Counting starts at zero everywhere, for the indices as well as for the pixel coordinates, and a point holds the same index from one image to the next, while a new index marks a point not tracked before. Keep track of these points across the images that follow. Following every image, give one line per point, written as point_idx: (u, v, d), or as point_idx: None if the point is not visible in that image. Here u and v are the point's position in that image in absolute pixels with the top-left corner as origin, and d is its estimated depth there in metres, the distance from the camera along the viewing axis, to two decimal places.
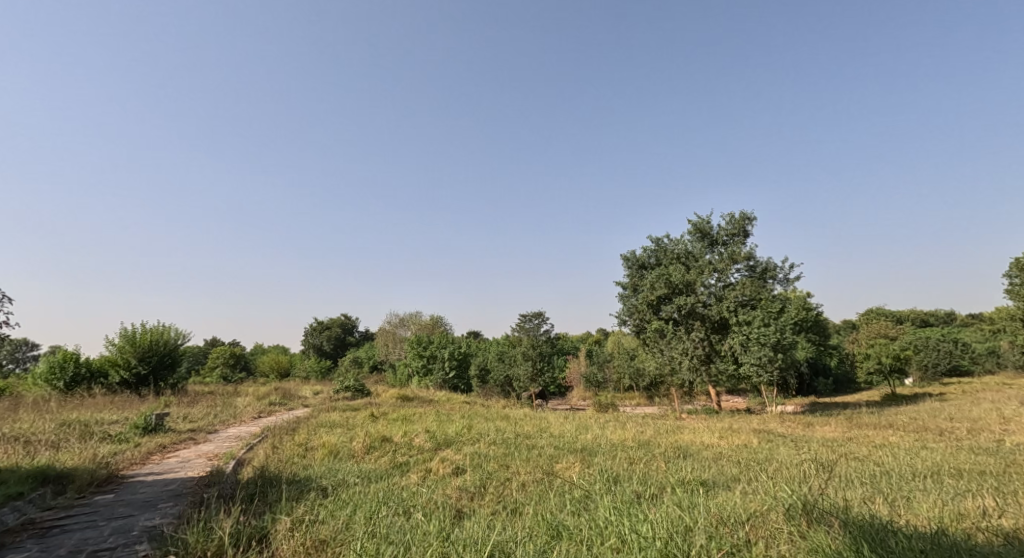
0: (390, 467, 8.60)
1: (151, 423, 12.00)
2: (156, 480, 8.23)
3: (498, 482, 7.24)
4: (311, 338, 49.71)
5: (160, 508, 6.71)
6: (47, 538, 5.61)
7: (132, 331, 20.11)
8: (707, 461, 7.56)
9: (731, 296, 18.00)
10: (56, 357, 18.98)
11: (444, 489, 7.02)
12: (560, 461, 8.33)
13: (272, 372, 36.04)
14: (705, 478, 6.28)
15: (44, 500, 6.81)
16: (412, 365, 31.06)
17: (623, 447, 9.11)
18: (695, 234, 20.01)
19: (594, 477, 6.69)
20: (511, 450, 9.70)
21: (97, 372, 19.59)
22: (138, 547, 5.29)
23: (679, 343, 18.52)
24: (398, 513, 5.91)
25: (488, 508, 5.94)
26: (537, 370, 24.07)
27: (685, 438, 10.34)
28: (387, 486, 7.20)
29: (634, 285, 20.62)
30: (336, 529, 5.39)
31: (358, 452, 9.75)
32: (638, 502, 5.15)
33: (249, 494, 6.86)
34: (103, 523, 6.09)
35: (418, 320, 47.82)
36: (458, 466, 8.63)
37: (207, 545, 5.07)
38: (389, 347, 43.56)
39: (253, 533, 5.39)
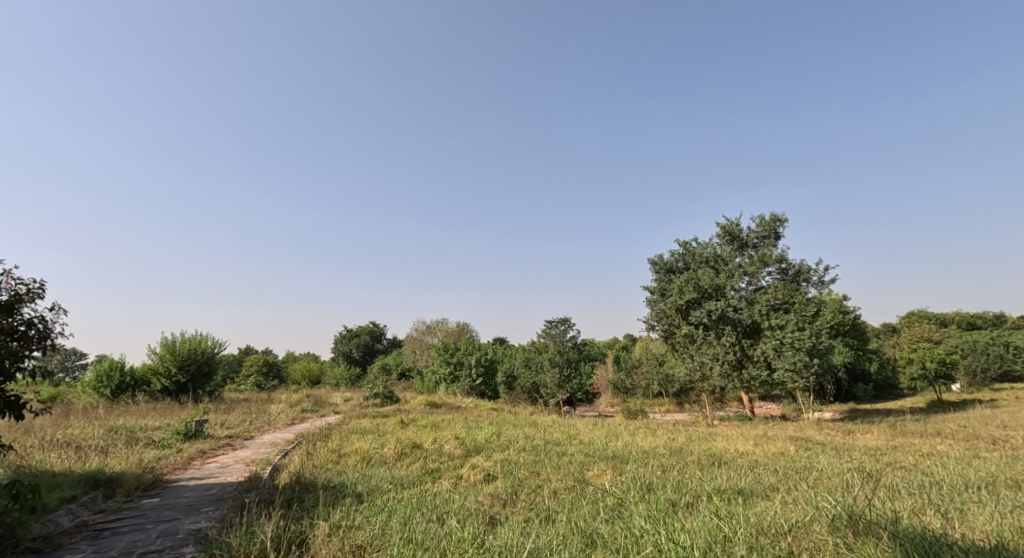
0: (421, 473, 8.66)
1: (191, 430, 12.40)
2: (198, 484, 8.53)
3: (529, 489, 7.23)
4: (341, 345, 50.67)
5: (203, 512, 6.92)
6: (99, 540, 5.84)
7: (172, 340, 20.85)
8: (743, 469, 7.39)
9: (763, 300, 17.57)
10: (102, 365, 19.85)
11: (477, 495, 7.04)
12: (591, 468, 8.26)
13: (304, 379, 36.79)
14: (743, 486, 6.15)
15: (95, 503, 7.11)
16: (440, 372, 31.31)
17: (655, 454, 9.00)
18: (724, 237, 19.68)
19: (627, 484, 6.63)
20: (541, 457, 9.67)
21: (140, 380, 20.38)
22: (184, 550, 5.47)
23: (709, 348, 18.19)
24: (432, 520, 5.95)
25: (521, 515, 5.94)
26: (564, 376, 23.92)
27: (719, 445, 10.13)
28: (421, 493, 7.28)
29: (662, 289, 20.42)
30: (373, 535, 5.46)
31: (390, 458, 9.86)
32: (675, 512, 5.08)
33: (287, 500, 7.00)
34: (150, 527, 6.31)
35: (445, 327, 48.11)
36: (489, 472, 8.67)
37: (250, 549, 5.21)
38: (417, 354, 43.95)
39: (293, 537, 5.51)
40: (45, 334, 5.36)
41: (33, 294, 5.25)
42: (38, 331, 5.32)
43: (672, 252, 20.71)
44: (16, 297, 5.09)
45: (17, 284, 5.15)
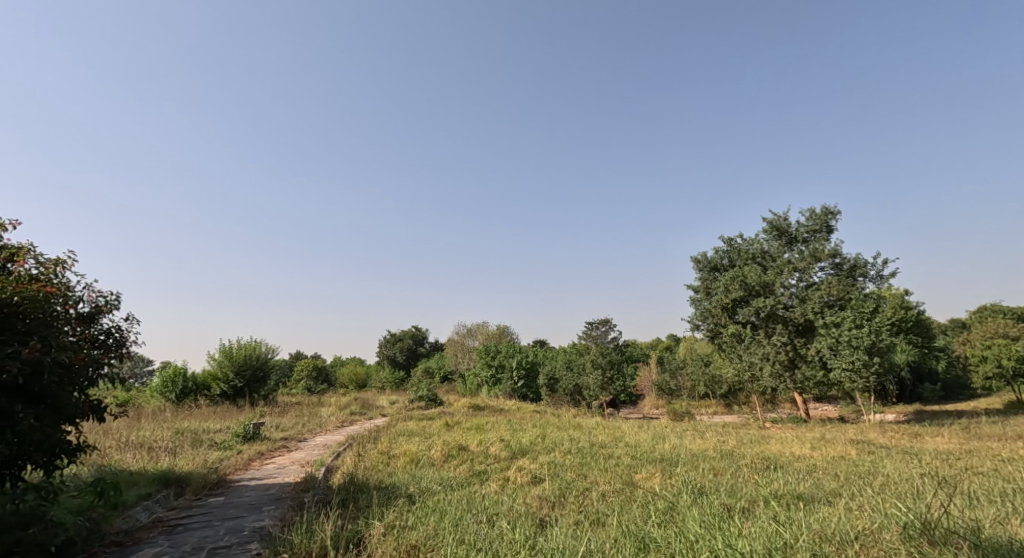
0: (469, 475, 8.80)
1: (249, 432, 12.98)
2: (258, 484, 8.92)
3: (577, 492, 7.22)
4: (385, 349, 51.98)
5: (265, 510, 7.27)
6: (173, 535, 6.18)
7: (229, 347, 21.87)
8: (802, 474, 7.12)
9: (816, 297, 16.80)
10: (168, 371, 21.08)
11: (525, 497, 7.10)
12: (639, 471, 8.15)
13: (351, 383, 37.81)
14: (802, 491, 5.94)
15: (168, 500, 7.58)
16: (482, 374, 31.64)
17: (705, 457, 8.79)
18: (771, 232, 18.97)
19: (678, 488, 6.50)
20: (587, 460, 9.62)
21: (201, 385, 21.51)
22: (251, 546, 5.76)
23: (758, 348, 17.66)
24: (482, 521, 6.05)
25: (571, 518, 5.95)
26: (606, 378, 23.67)
27: (773, 448, 9.78)
28: (469, 494, 7.38)
29: (707, 288, 20.00)
30: (426, 535, 5.58)
31: (438, 460, 10.04)
32: (733, 516, 4.99)
33: (343, 500, 7.25)
34: (218, 523, 6.68)
35: (486, 330, 48.52)
36: (536, 474, 8.69)
37: (310, 547, 5.41)
38: (459, 357, 44.48)
39: (351, 536, 5.70)
40: (121, 342, 5.77)
41: (110, 305, 5.64)
42: (115, 340, 5.73)
43: (716, 250, 20.25)
44: (97, 309, 5.50)
45: (96, 296, 5.55)
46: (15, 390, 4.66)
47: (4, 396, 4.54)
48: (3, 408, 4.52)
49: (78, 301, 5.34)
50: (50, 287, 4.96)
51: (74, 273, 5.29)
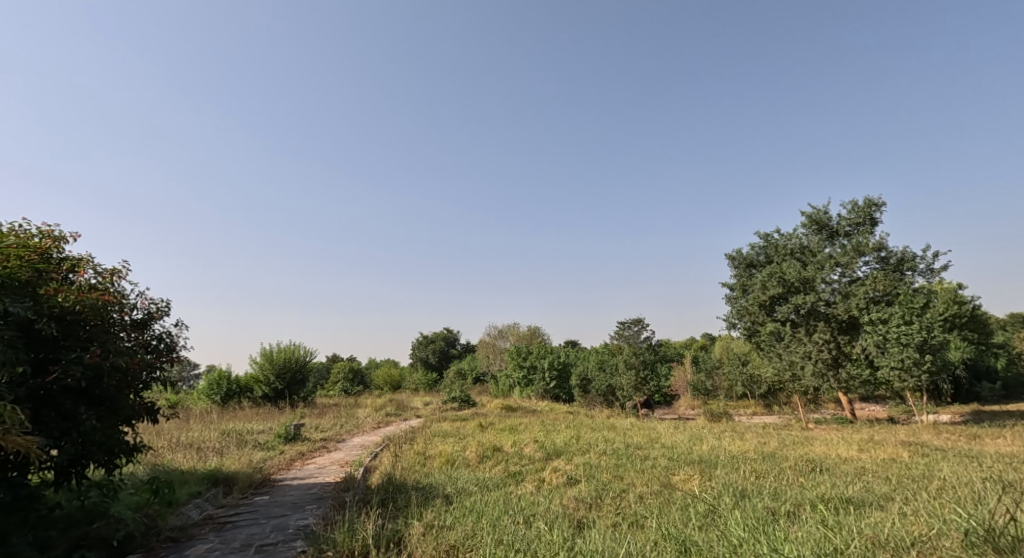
0: (504, 476, 8.84)
1: (290, 433, 13.37)
2: (300, 484, 9.19)
3: (614, 493, 7.16)
4: (418, 351, 52.67)
5: (308, 509, 7.48)
6: (223, 532, 6.43)
7: (270, 350, 22.56)
8: (849, 477, 6.88)
9: (860, 293, 16.17)
10: (213, 374, 21.95)
11: (561, 499, 7.09)
12: (677, 473, 8.02)
13: (386, 385, 38.44)
14: (850, 495, 5.73)
15: (217, 498, 7.89)
16: (514, 376, 31.70)
17: (746, 459, 8.58)
18: (811, 226, 18.38)
19: (719, 490, 6.36)
20: (623, 461, 9.52)
21: (244, 388, 22.28)
22: (296, 544, 5.93)
23: (799, 346, 17.11)
24: (519, 522, 6.08)
25: (609, 520, 5.90)
26: (640, 379, 23.38)
27: (818, 450, 9.46)
28: (505, 495, 7.42)
29: (743, 285, 19.58)
30: (464, 535, 5.64)
31: (473, 461, 10.13)
32: (779, 520, 4.87)
33: (382, 499, 7.39)
34: (264, 521, 6.91)
35: (518, 331, 48.59)
36: (571, 476, 8.66)
37: (353, 546, 5.53)
38: (491, 359, 44.68)
39: (391, 536, 5.81)
40: (172, 347, 6.04)
41: (162, 312, 5.91)
42: (167, 345, 5.99)
43: (752, 246, 19.78)
44: (149, 315, 5.77)
45: (149, 304, 5.82)
46: (79, 393, 4.94)
47: (69, 398, 4.81)
48: (67, 410, 4.79)
49: (132, 309, 5.61)
50: (107, 296, 5.24)
51: (128, 281, 5.56)
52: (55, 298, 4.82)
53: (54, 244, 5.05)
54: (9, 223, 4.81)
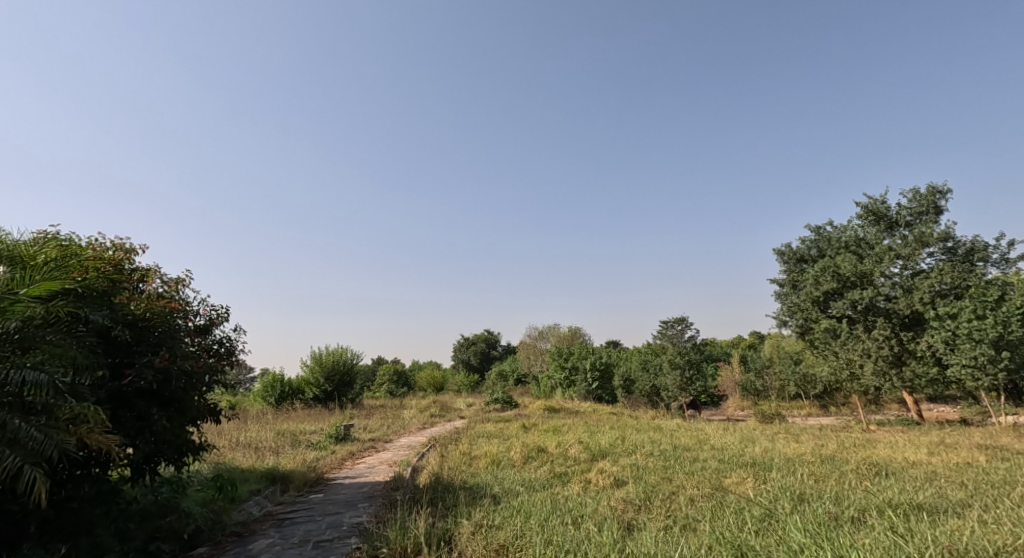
0: (550, 477, 8.82)
1: (341, 433, 13.81)
2: (352, 483, 9.46)
3: (664, 495, 7.03)
4: (460, 353, 53.32)
5: (360, 507, 7.70)
6: (282, 528, 6.69)
7: (319, 353, 23.33)
8: (919, 482, 6.50)
9: (924, 286, 15.21)
10: (268, 377, 22.93)
11: (609, 500, 7.01)
12: (729, 476, 7.77)
13: (429, 387, 39.06)
14: (921, 501, 5.41)
15: (275, 495, 8.24)
16: (556, 377, 31.58)
17: (803, 462, 8.23)
18: (867, 217, 17.44)
19: (775, 494, 6.14)
20: (671, 463, 9.31)
21: (296, 390, 23.16)
22: (351, 540, 6.12)
23: (857, 343, 16.33)
24: (568, 523, 6.05)
25: (659, 522, 5.80)
26: (686, 379, 22.85)
27: (882, 453, 8.98)
28: (552, 496, 7.40)
29: (793, 281, 18.93)
30: (513, 535, 5.67)
31: (518, 462, 10.16)
32: (844, 526, 4.64)
33: (431, 499, 7.51)
34: (320, 518, 7.16)
35: (558, 332, 48.40)
36: (618, 477, 8.54)
37: (405, 544, 5.64)
38: (532, 360, 44.72)
39: (442, 534, 5.89)
40: (231, 351, 6.33)
41: (222, 317, 6.21)
42: (226, 349, 6.28)
43: (803, 239, 19.03)
44: (211, 321, 6.07)
45: (210, 310, 6.12)
46: (150, 395, 5.25)
47: (142, 399, 5.13)
48: (142, 410, 5.12)
49: (196, 315, 5.92)
50: (173, 303, 5.55)
51: (191, 290, 5.87)
52: (128, 306, 5.17)
53: (126, 255, 5.41)
54: (87, 237, 5.19)
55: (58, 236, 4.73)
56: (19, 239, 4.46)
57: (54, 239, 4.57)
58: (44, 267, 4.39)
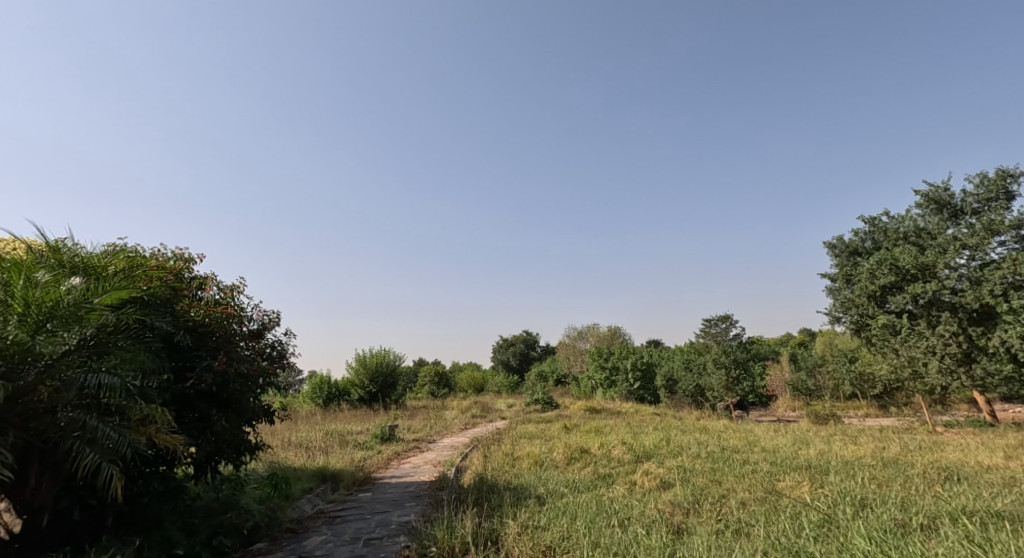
0: (595, 478, 8.73)
1: (386, 434, 14.12)
2: (399, 482, 9.65)
3: (713, 499, 6.84)
4: (499, 354, 53.65)
5: (407, 506, 7.85)
6: (334, 526, 6.88)
7: (363, 355, 23.91)
8: (995, 488, 6.07)
9: (995, 278, 14.14)
10: (316, 379, 23.70)
11: (657, 502, 6.88)
12: (782, 479, 7.48)
13: (470, 387, 39.42)
14: (999, 508, 5.06)
15: (326, 494, 8.50)
16: (597, 377, 31.27)
17: (863, 465, 7.84)
18: (928, 206, 16.41)
19: (834, 499, 5.87)
20: (720, 465, 9.06)
21: (343, 391, 23.81)
22: (400, 539, 6.24)
23: (920, 340, 15.45)
24: (614, 525, 5.98)
25: (710, 526, 5.64)
26: (732, 378, 22.19)
27: (952, 457, 8.43)
28: (597, 497, 7.32)
29: (846, 275, 18.16)
30: (560, 537, 5.63)
31: (561, 463, 10.10)
32: (912, 534, 4.39)
33: (476, 499, 7.57)
34: (369, 516, 7.33)
35: (597, 332, 47.88)
36: (665, 479, 8.36)
37: (453, 543, 5.69)
38: (571, 360, 44.52)
39: (489, 534, 5.93)
40: (283, 354, 6.55)
41: (273, 322, 6.44)
42: (278, 352, 6.50)
43: (857, 232, 18.19)
44: (263, 325, 6.31)
45: (263, 315, 6.37)
46: (210, 397, 5.52)
47: (203, 401, 5.40)
48: (203, 412, 5.38)
49: (249, 320, 6.17)
50: (229, 309, 5.80)
51: (244, 296, 6.12)
52: (188, 313, 5.45)
53: (185, 265, 5.70)
54: (151, 249, 5.51)
55: (126, 248, 5.04)
56: (93, 251, 4.78)
57: (122, 251, 4.88)
58: (115, 276, 4.66)
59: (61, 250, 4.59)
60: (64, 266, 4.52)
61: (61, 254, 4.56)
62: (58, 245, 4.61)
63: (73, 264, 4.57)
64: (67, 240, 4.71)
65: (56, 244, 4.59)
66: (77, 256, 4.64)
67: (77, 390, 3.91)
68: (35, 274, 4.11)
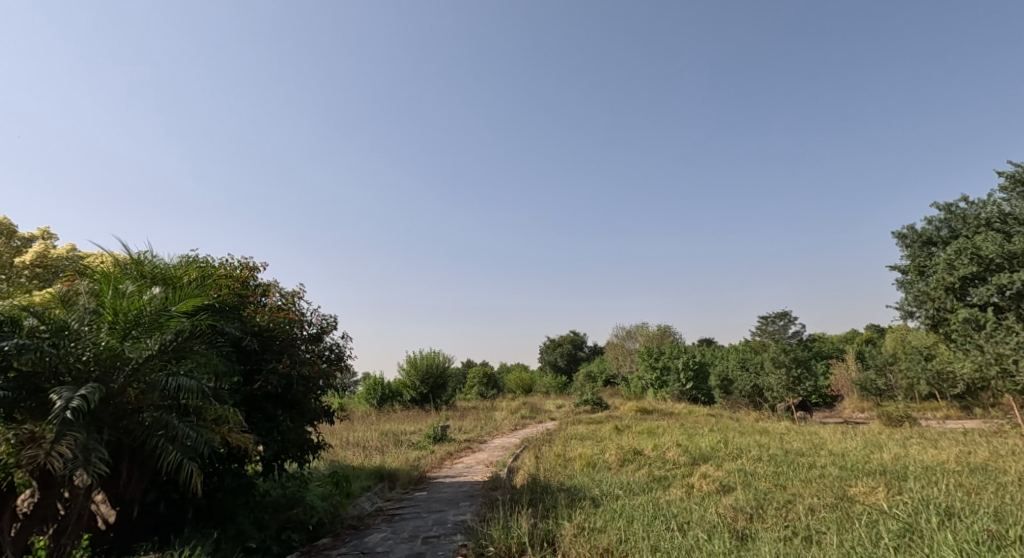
0: (650, 480, 8.55)
1: (438, 434, 14.35)
2: (453, 482, 9.80)
3: (778, 504, 6.55)
4: (547, 355, 53.63)
5: (461, 506, 7.94)
6: (393, 524, 7.04)
7: (414, 357, 24.39)
8: None
9: None
10: (370, 380, 24.41)
11: (716, 506, 6.66)
12: (854, 485, 7.07)
13: (518, 388, 39.53)
14: None
15: (384, 492, 8.74)
16: (647, 377, 30.68)
17: (946, 471, 7.30)
18: (1014, 188, 14.94)
19: (915, 507, 5.49)
20: (783, 469, 8.68)
21: (395, 392, 24.40)
22: (456, 538, 6.31)
23: (1009, 336, 13.78)
24: (673, 529, 5.82)
25: (777, 532, 5.39)
26: (793, 378, 21.21)
27: None
28: (653, 500, 7.15)
29: (919, 266, 17.16)
30: (617, 540, 5.53)
31: (614, 464, 9.95)
32: (1009, 548, 4.03)
33: (530, 499, 7.57)
34: (426, 515, 7.47)
35: (647, 332, 46.95)
36: (724, 483, 8.08)
37: (509, 543, 5.69)
38: (620, 361, 43.87)
39: (545, 535, 5.89)
40: (340, 356, 6.76)
41: (331, 326, 6.67)
42: (336, 354, 6.72)
43: (931, 220, 17.01)
44: (322, 329, 6.54)
45: (321, 320, 6.60)
46: (276, 398, 5.78)
47: (269, 402, 5.66)
48: (270, 412, 5.64)
49: (309, 324, 6.40)
50: (291, 314, 6.04)
51: (303, 301, 6.35)
52: (254, 318, 5.73)
53: (251, 272, 5.99)
54: (220, 259, 5.84)
55: (198, 260, 5.38)
56: (169, 263, 5.12)
57: (195, 262, 5.21)
58: (190, 285, 4.98)
59: (143, 263, 4.94)
60: (145, 277, 4.85)
61: (143, 266, 4.92)
62: (140, 258, 4.96)
63: (153, 275, 4.90)
64: (147, 253, 5.07)
65: (138, 257, 4.94)
66: (156, 268, 4.97)
67: (160, 392, 4.15)
68: (122, 285, 4.42)
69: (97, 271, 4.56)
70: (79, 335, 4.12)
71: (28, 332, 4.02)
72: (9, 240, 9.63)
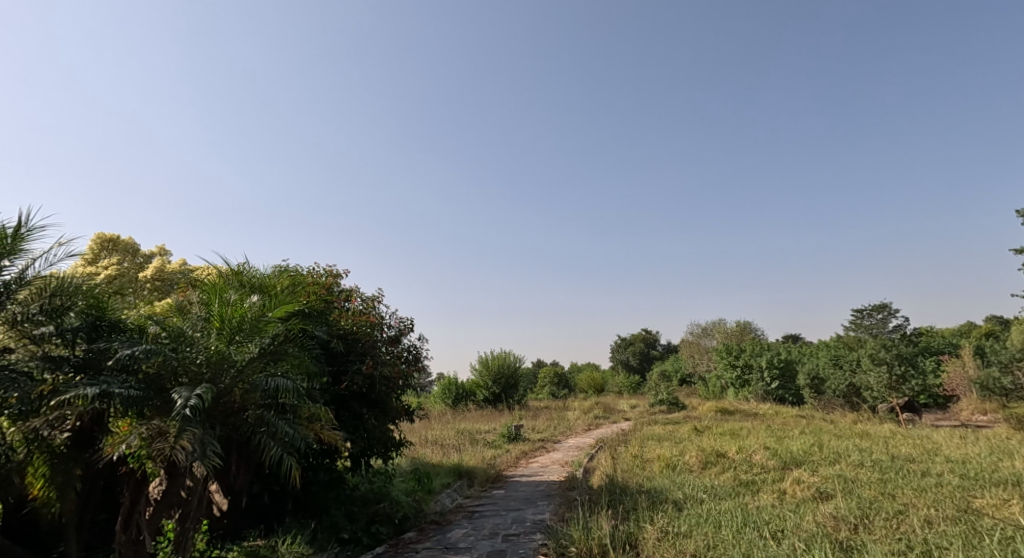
0: (737, 484, 8.12)
1: (512, 434, 14.43)
2: (529, 481, 9.80)
3: (887, 514, 5.98)
4: (618, 354, 52.68)
5: (539, 505, 7.93)
6: (474, 520, 7.15)
7: (486, 358, 24.70)
8: None
9: None
10: (444, 381, 25.02)
11: (813, 514, 6.20)
12: (979, 496, 6.31)
13: (590, 388, 38.99)
14: None
15: (463, 489, 8.91)
16: (727, 376, 29.32)
17: None
18: None
19: None
20: (889, 476, 7.94)
21: (468, 392, 24.86)
22: (536, 536, 6.31)
23: None
24: (766, 537, 5.49)
25: (888, 545, 4.92)
26: (896, 377, 19.47)
27: None
28: (742, 506, 6.78)
29: None
30: (703, 546, 5.29)
31: (696, 466, 9.55)
32: None
33: (609, 501, 7.42)
34: (505, 513, 7.52)
35: (724, 329, 44.87)
36: (821, 489, 7.52)
37: (591, 544, 5.60)
38: (696, 359, 42.18)
39: (627, 538, 5.74)
40: (417, 357, 6.95)
41: (408, 328, 6.88)
42: (413, 355, 6.91)
43: None
44: (401, 331, 6.75)
45: (399, 322, 6.83)
46: (361, 397, 6.06)
47: (355, 402, 5.93)
48: (356, 411, 5.92)
49: (388, 326, 6.63)
50: (372, 317, 6.29)
51: (382, 305, 6.61)
52: (339, 322, 6.01)
53: (335, 279, 6.34)
54: (307, 268, 6.23)
55: (289, 269, 5.73)
56: (264, 272, 5.50)
57: (287, 271, 5.56)
58: (284, 291, 5.31)
59: (242, 273, 5.34)
60: (245, 285, 5.24)
61: (243, 276, 5.33)
62: (239, 269, 5.38)
63: (251, 283, 5.27)
64: (246, 264, 5.48)
65: (238, 268, 5.35)
66: (253, 277, 5.36)
67: (261, 392, 4.44)
68: (226, 294, 4.81)
69: (205, 282, 4.98)
70: (192, 339, 4.50)
71: (152, 338, 4.48)
72: (134, 257, 10.75)
